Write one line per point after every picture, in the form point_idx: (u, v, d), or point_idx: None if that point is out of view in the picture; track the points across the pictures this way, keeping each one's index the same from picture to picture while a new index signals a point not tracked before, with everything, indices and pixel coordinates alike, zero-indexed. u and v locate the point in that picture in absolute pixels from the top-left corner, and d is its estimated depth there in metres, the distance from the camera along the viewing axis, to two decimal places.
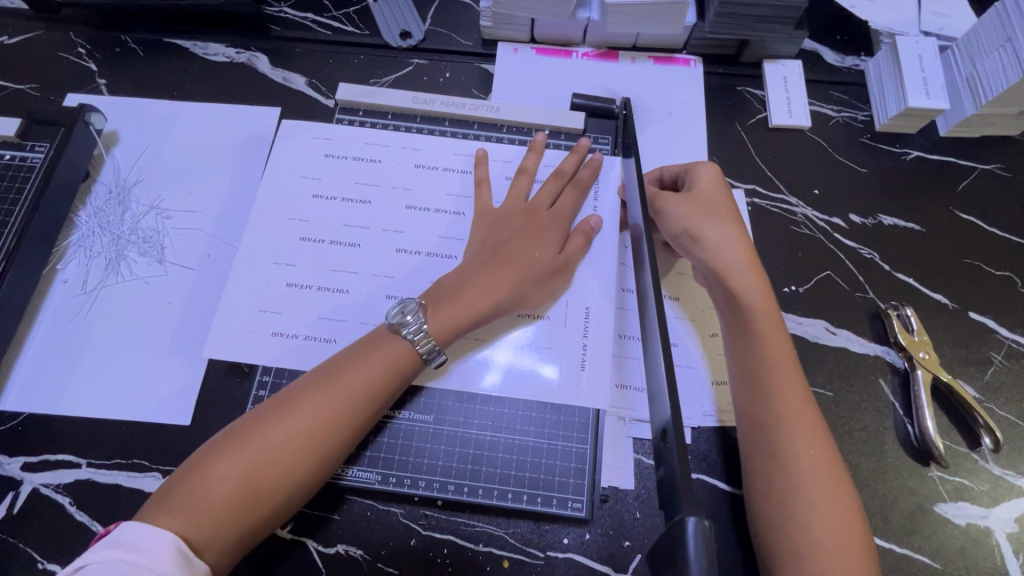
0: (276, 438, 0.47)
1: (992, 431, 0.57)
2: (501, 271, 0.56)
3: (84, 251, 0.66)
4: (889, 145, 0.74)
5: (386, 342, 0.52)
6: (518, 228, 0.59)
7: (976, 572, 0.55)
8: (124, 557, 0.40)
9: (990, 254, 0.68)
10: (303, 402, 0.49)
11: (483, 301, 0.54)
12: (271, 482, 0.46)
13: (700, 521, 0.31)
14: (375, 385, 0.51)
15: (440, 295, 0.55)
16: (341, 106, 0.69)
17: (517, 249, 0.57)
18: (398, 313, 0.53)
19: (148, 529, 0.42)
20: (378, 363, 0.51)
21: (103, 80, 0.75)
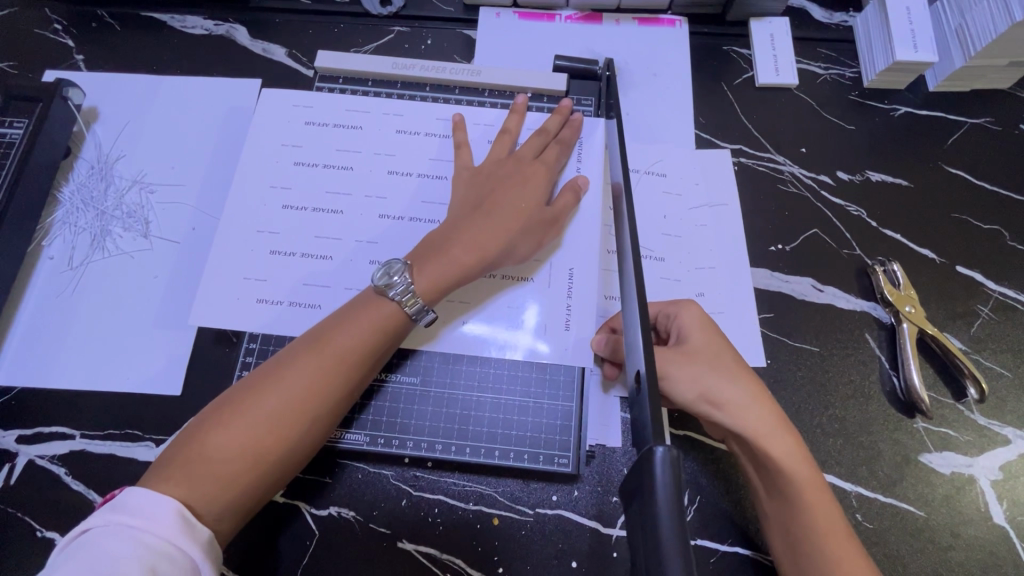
0: (270, 404, 0.47)
1: (977, 381, 0.58)
2: (486, 228, 0.55)
3: (70, 227, 0.66)
4: (878, 101, 0.73)
5: (374, 304, 0.52)
6: (499, 184, 0.58)
7: (961, 519, 0.56)
8: (127, 520, 0.40)
9: (978, 208, 0.68)
10: (294, 368, 0.48)
11: (469, 258, 0.54)
12: (269, 448, 0.46)
13: (669, 449, 0.32)
14: (366, 347, 0.50)
15: (423, 255, 0.54)
16: (322, 74, 0.68)
17: (502, 204, 0.57)
18: (384, 274, 0.53)
19: (151, 494, 0.42)
20: (368, 325, 0.51)
21: (80, 56, 0.74)
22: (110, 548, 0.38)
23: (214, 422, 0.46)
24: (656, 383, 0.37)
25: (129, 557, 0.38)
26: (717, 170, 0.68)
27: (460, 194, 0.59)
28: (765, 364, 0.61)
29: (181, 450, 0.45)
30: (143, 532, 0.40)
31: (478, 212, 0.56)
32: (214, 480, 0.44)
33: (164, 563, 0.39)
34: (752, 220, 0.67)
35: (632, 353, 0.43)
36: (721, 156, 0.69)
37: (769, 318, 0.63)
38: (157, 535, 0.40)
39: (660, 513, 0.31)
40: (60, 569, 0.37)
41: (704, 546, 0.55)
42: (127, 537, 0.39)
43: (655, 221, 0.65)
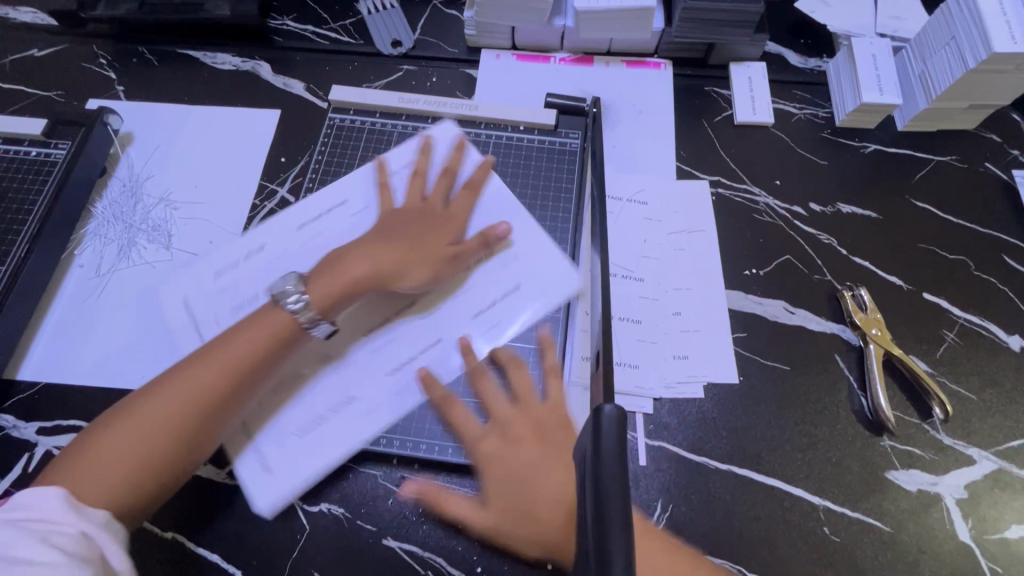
0: (149, 411, 0.51)
1: (941, 402, 0.61)
2: (389, 249, 0.59)
3: (100, 238, 0.72)
4: (849, 139, 0.78)
5: (263, 317, 0.55)
6: (413, 225, 0.62)
7: (925, 536, 0.57)
8: (13, 512, 0.45)
9: (944, 239, 0.72)
10: (165, 379, 0.53)
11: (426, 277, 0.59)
12: (155, 446, 0.50)
13: (613, 407, 0.40)
14: (239, 360, 0.53)
15: (321, 269, 0.58)
16: (336, 106, 0.76)
17: (415, 236, 0.61)
18: (281, 288, 0.56)
19: (40, 490, 0.46)
20: (250, 338, 0.54)
21: (121, 87, 0.83)
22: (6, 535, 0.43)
23: (110, 421, 0.51)
24: None
25: (18, 539, 0.43)
26: (695, 199, 0.73)
27: (430, 215, 0.63)
28: (738, 380, 0.64)
29: (85, 437, 0.50)
30: (28, 519, 0.45)
31: (451, 256, 0.60)
32: (105, 466, 0.49)
33: (59, 534, 0.45)
34: (728, 246, 0.71)
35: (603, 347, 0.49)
36: (699, 187, 0.74)
37: (742, 337, 0.66)
38: (39, 517, 0.45)
39: (603, 456, 0.37)
40: None
41: None
42: (19, 524, 0.44)
43: (636, 244, 0.70)
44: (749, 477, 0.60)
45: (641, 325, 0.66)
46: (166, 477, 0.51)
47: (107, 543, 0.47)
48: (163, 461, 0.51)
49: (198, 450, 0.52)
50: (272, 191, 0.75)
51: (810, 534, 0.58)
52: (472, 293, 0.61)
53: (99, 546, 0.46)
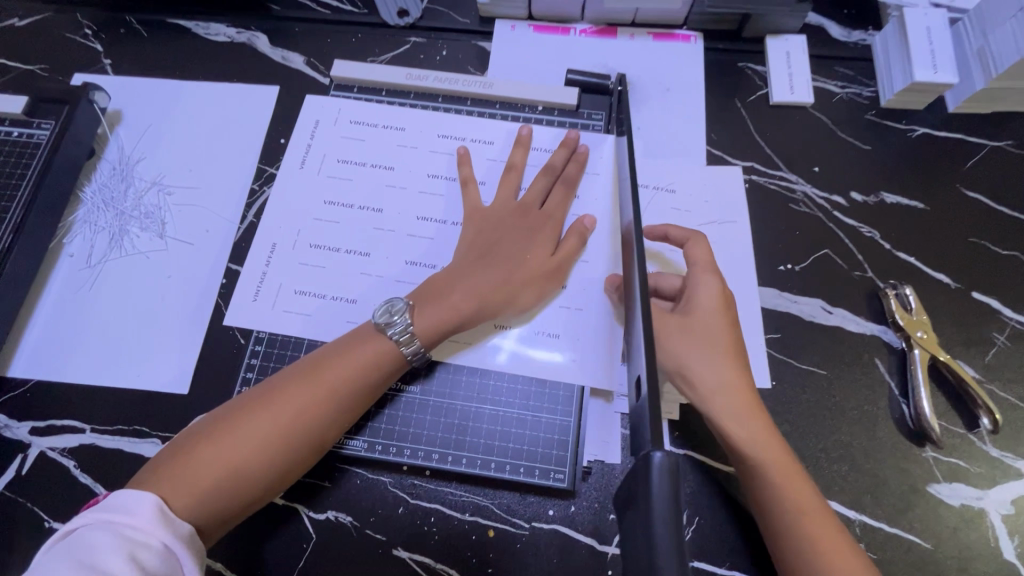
0: (255, 429, 0.47)
1: (990, 412, 0.56)
2: (489, 275, 0.56)
3: (90, 226, 0.68)
4: (894, 121, 0.72)
5: (370, 338, 0.53)
6: (514, 232, 0.59)
7: (967, 553, 0.54)
8: (108, 516, 0.41)
9: (996, 233, 0.66)
10: (280, 393, 0.50)
11: (470, 300, 0.55)
12: (260, 465, 0.47)
13: (668, 454, 0.31)
14: (348, 381, 0.51)
15: (424, 295, 0.55)
16: (338, 83, 0.70)
17: (510, 254, 0.58)
18: (384, 313, 0.54)
19: (135, 494, 0.42)
20: (354, 360, 0.52)
21: (108, 60, 0.77)
22: (90, 542, 0.39)
23: (200, 435, 0.47)
24: (656, 390, 0.36)
25: (109, 547, 0.39)
26: (728, 187, 0.68)
27: (526, 219, 0.60)
28: (769, 386, 0.60)
29: (186, 449, 0.46)
30: (126, 526, 0.41)
31: (549, 270, 0.58)
32: (202, 486, 0.45)
33: (147, 549, 0.40)
34: (761, 239, 0.66)
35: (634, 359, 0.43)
36: (732, 173, 0.69)
37: (775, 338, 0.62)
38: (139, 527, 0.41)
39: (654, 525, 0.30)
40: (44, 565, 0.38)
41: (702, 569, 0.54)
42: (106, 530, 0.40)
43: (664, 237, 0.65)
44: None
45: None
46: (250, 503, 0.47)
47: (186, 565, 0.42)
48: (259, 486, 0.47)
49: (289, 472, 0.49)
50: (272, 175, 0.70)
51: None
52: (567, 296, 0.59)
53: (178, 568, 0.41)
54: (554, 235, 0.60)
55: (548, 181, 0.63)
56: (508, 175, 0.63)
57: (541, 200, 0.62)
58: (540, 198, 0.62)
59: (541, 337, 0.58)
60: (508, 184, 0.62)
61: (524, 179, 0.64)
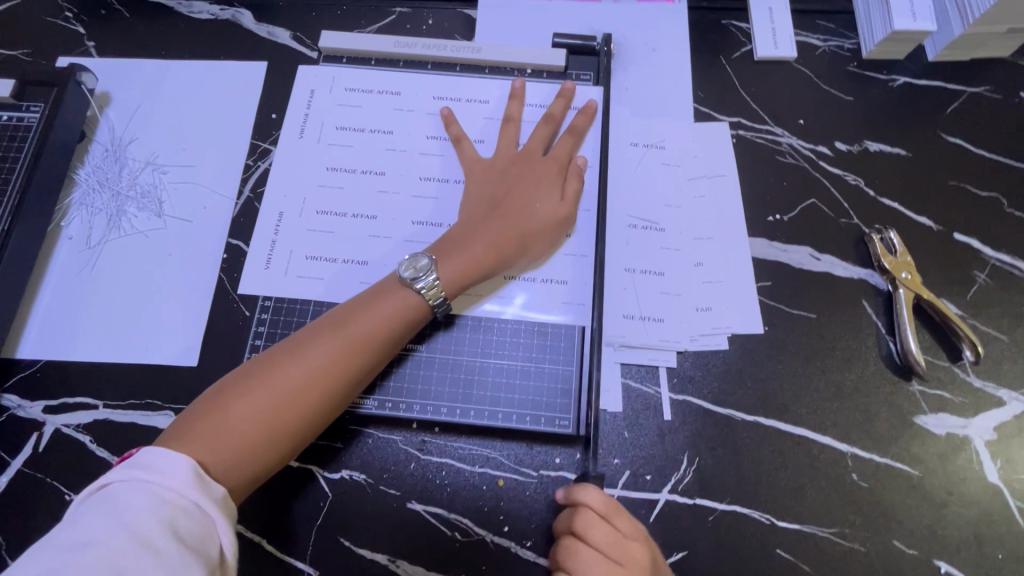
0: (291, 381, 0.49)
1: (972, 343, 0.59)
2: (506, 226, 0.57)
3: (87, 208, 0.68)
4: (876, 72, 0.73)
5: (393, 292, 0.55)
6: (524, 181, 0.60)
7: (953, 477, 0.57)
8: (141, 476, 0.41)
9: (976, 176, 0.68)
10: (310, 348, 0.51)
11: (489, 254, 0.56)
12: (297, 416, 0.49)
13: None
14: (373, 334, 0.52)
15: (442, 249, 0.57)
16: (326, 54, 0.70)
17: (521, 202, 0.59)
18: (410, 268, 0.55)
19: (167, 453, 0.43)
20: (381, 314, 0.53)
21: (92, 42, 0.76)
22: (126, 502, 0.39)
23: (234, 388, 0.48)
24: None
25: (145, 510, 0.39)
26: (715, 142, 0.69)
27: (534, 166, 0.61)
28: (763, 330, 0.62)
29: (221, 403, 0.47)
30: (160, 488, 0.41)
31: (559, 216, 0.59)
32: (243, 437, 0.46)
33: (181, 514, 0.40)
34: (749, 191, 0.68)
35: None
36: (719, 129, 0.70)
37: (766, 286, 0.64)
38: (173, 490, 0.41)
39: None
40: (79, 522, 0.38)
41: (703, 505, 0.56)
42: (141, 491, 0.40)
43: (655, 194, 0.67)
44: (776, 427, 0.59)
45: (664, 277, 0.63)
46: (283, 453, 0.49)
47: (220, 529, 0.41)
48: (293, 437, 0.49)
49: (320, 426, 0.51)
50: (265, 150, 0.71)
51: (837, 481, 0.57)
52: (568, 243, 0.62)
53: (213, 531, 0.41)
54: (560, 179, 0.61)
55: (551, 129, 0.64)
56: (506, 126, 0.64)
57: (544, 146, 0.63)
58: (542, 145, 0.63)
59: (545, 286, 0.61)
60: (508, 137, 0.64)
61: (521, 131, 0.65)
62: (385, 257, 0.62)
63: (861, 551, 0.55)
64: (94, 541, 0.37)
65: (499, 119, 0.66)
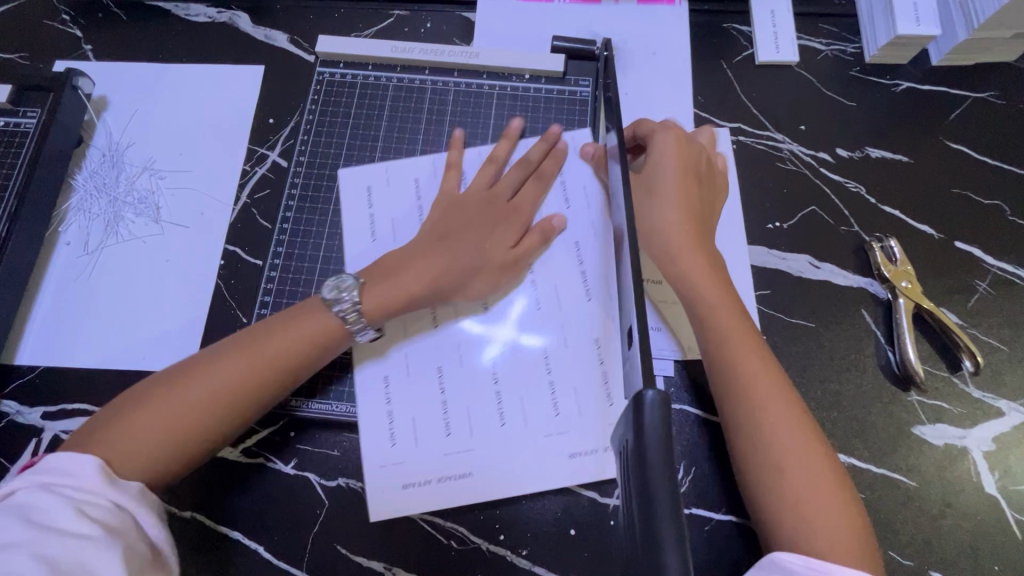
0: (190, 391, 0.48)
1: (972, 354, 0.59)
2: (444, 259, 0.57)
3: (84, 213, 0.68)
4: (879, 77, 0.73)
5: (309, 316, 0.54)
6: (476, 225, 0.59)
7: (950, 489, 0.57)
8: (47, 479, 0.43)
9: (979, 183, 0.67)
10: (217, 364, 0.50)
11: (422, 284, 0.56)
12: (203, 423, 0.48)
13: (657, 393, 0.34)
14: (285, 356, 0.52)
15: (376, 274, 0.56)
16: (323, 59, 0.70)
17: (468, 244, 0.58)
18: (332, 289, 0.54)
19: (75, 456, 0.44)
20: (296, 334, 0.52)
21: (89, 46, 0.76)
22: (36, 502, 0.41)
23: (137, 395, 0.49)
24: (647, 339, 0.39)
25: (57, 506, 0.41)
26: (716, 147, 0.68)
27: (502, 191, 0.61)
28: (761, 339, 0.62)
29: (124, 409, 0.48)
30: (69, 485, 0.43)
31: (507, 263, 0.58)
32: (148, 449, 0.46)
33: (96, 506, 0.42)
34: (749, 198, 0.67)
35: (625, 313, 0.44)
36: (718, 135, 0.70)
37: (765, 295, 0.63)
38: (81, 486, 0.43)
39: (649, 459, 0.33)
40: None
41: (699, 515, 0.56)
42: (48, 494, 0.42)
43: None
44: None
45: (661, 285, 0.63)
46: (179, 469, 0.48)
47: (145, 520, 0.45)
48: (185, 455, 0.48)
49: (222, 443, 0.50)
50: (263, 155, 0.70)
51: None
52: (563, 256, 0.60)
53: (133, 520, 0.44)
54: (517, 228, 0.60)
55: (523, 174, 0.62)
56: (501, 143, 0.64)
57: (512, 191, 0.61)
58: (511, 188, 0.61)
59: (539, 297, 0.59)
60: (484, 175, 0.62)
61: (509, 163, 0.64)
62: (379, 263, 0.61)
63: None
64: (10, 540, 0.39)
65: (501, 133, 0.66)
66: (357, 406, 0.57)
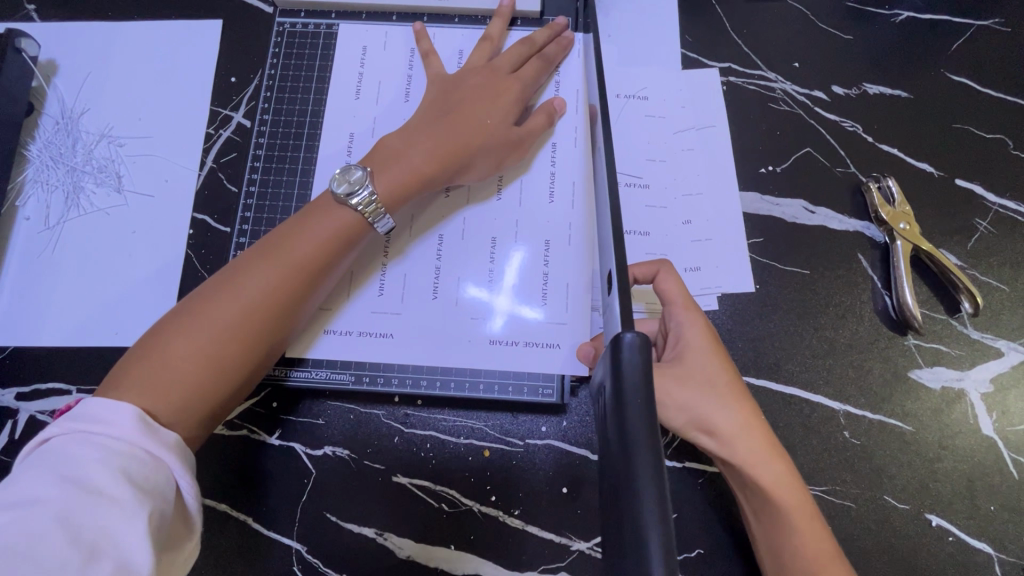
0: (224, 313, 0.46)
1: (971, 295, 0.56)
2: (451, 136, 0.55)
3: (42, 186, 0.65)
4: (878, 7, 0.68)
5: (325, 211, 0.51)
6: (479, 95, 0.58)
7: (947, 432, 0.56)
8: (83, 428, 0.39)
9: (982, 117, 0.64)
10: (246, 274, 0.48)
11: (429, 165, 0.54)
12: (241, 347, 0.46)
13: (636, 334, 0.35)
14: (312, 256, 0.50)
15: (381, 159, 0.54)
16: (283, 8, 0.65)
17: (472, 117, 0.56)
18: (344, 182, 0.52)
19: (107, 403, 0.40)
20: (317, 233, 0.50)
21: (32, 5, 0.70)
22: (68, 453, 0.38)
23: (166, 330, 0.45)
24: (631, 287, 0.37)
25: (90, 462, 0.37)
26: (705, 90, 0.65)
27: (497, 76, 0.59)
28: (754, 288, 0.60)
29: (151, 347, 0.44)
30: (105, 437, 0.39)
31: (509, 140, 0.57)
32: (194, 373, 0.44)
33: (131, 460, 0.38)
34: (741, 142, 0.64)
35: (604, 257, 0.44)
36: (708, 76, 0.66)
37: (758, 243, 0.61)
38: (118, 438, 0.39)
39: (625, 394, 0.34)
40: (24, 476, 0.37)
41: (693, 469, 0.55)
42: (84, 443, 0.38)
43: (639, 150, 0.63)
44: (766, 387, 0.57)
45: (649, 237, 0.61)
46: (233, 386, 0.46)
47: (177, 472, 0.40)
48: (236, 371, 0.46)
49: (266, 354, 0.49)
50: (227, 117, 0.66)
51: (829, 440, 0.56)
52: (551, 210, 0.59)
53: (167, 474, 0.40)
54: (519, 108, 0.59)
55: (526, 52, 0.61)
56: (483, 45, 0.61)
57: (514, 68, 0.60)
58: (513, 64, 0.60)
59: (522, 243, 0.58)
60: (479, 54, 0.61)
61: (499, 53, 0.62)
62: None
63: (853, 508, 0.54)
64: (39, 495, 0.36)
65: (477, 36, 0.64)
66: (329, 316, 0.57)
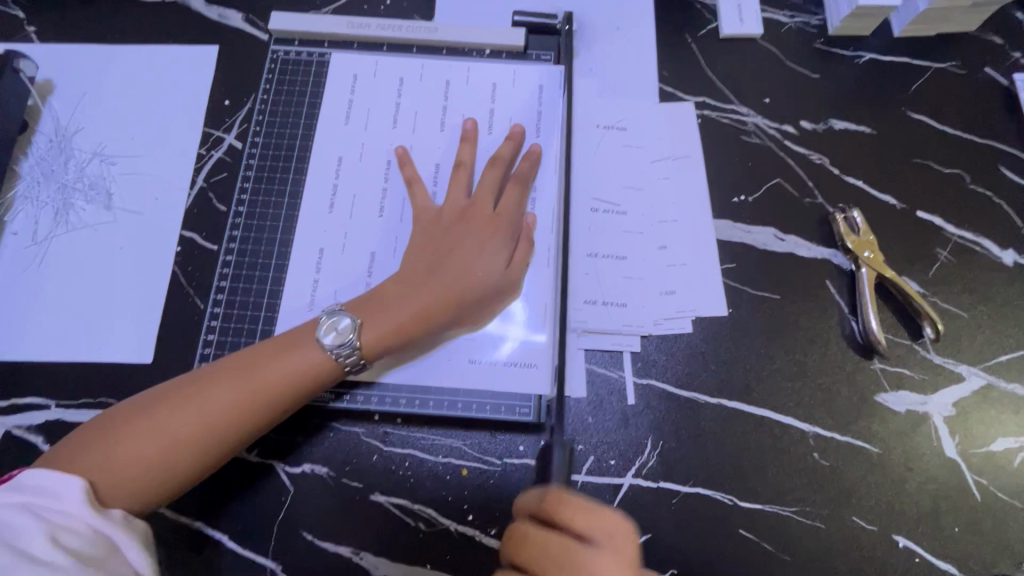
0: (183, 425, 0.46)
1: (932, 321, 0.59)
2: (439, 278, 0.55)
3: (31, 202, 0.66)
4: (843, 48, 0.72)
5: (305, 343, 0.52)
6: (466, 217, 0.58)
7: (912, 454, 0.58)
8: (26, 500, 0.40)
9: (941, 153, 0.68)
10: (216, 388, 0.48)
11: (416, 313, 0.53)
12: (190, 460, 0.47)
13: None
14: (282, 388, 0.50)
15: (369, 308, 0.54)
16: (279, 37, 0.68)
17: (458, 248, 0.56)
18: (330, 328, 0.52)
19: (57, 477, 0.42)
20: (293, 362, 0.50)
21: (32, 27, 0.72)
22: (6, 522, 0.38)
23: (162, 399, 0.48)
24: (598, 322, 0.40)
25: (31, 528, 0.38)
26: (680, 123, 0.68)
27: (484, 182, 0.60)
28: (726, 312, 0.62)
29: (142, 415, 0.47)
30: (50, 511, 0.40)
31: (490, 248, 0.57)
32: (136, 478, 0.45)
33: (71, 532, 0.39)
34: (715, 173, 0.67)
35: None
36: (683, 110, 0.69)
37: (730, 268, 0.63)
38: (62, 512, 0.40)
39: None
40: None
41: (666, 489, 0.56)
42: (24, 512, 0.39)
43: (617, 178, 0.66)
44: (739, 409, 0.59)
45: (626, 261, 0.63)
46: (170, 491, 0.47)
47: (125, 546, 0.41)
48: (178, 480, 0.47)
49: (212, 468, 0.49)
50: (218, 138, 0.68)
51: (799, 462, 0.57)
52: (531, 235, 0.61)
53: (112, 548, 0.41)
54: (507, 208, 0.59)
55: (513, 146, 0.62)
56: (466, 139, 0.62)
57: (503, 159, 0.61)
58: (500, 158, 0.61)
59: None
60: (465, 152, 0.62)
61: (484, 87, 0.66)
62: (349, 238, 0.61)
63: (822, 528, 0.56)
64: None
65: (462, 68, 0.67)
66: None
